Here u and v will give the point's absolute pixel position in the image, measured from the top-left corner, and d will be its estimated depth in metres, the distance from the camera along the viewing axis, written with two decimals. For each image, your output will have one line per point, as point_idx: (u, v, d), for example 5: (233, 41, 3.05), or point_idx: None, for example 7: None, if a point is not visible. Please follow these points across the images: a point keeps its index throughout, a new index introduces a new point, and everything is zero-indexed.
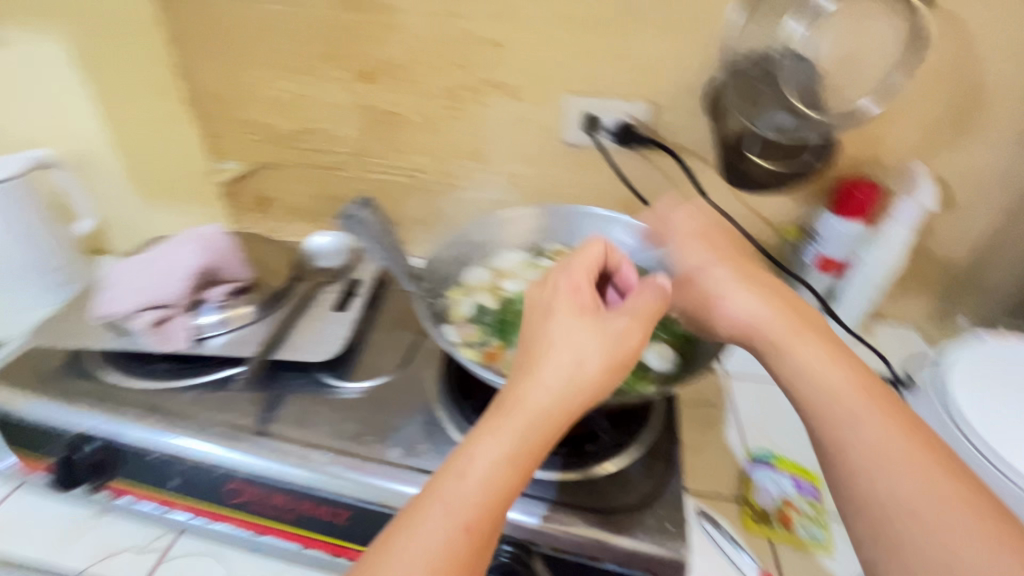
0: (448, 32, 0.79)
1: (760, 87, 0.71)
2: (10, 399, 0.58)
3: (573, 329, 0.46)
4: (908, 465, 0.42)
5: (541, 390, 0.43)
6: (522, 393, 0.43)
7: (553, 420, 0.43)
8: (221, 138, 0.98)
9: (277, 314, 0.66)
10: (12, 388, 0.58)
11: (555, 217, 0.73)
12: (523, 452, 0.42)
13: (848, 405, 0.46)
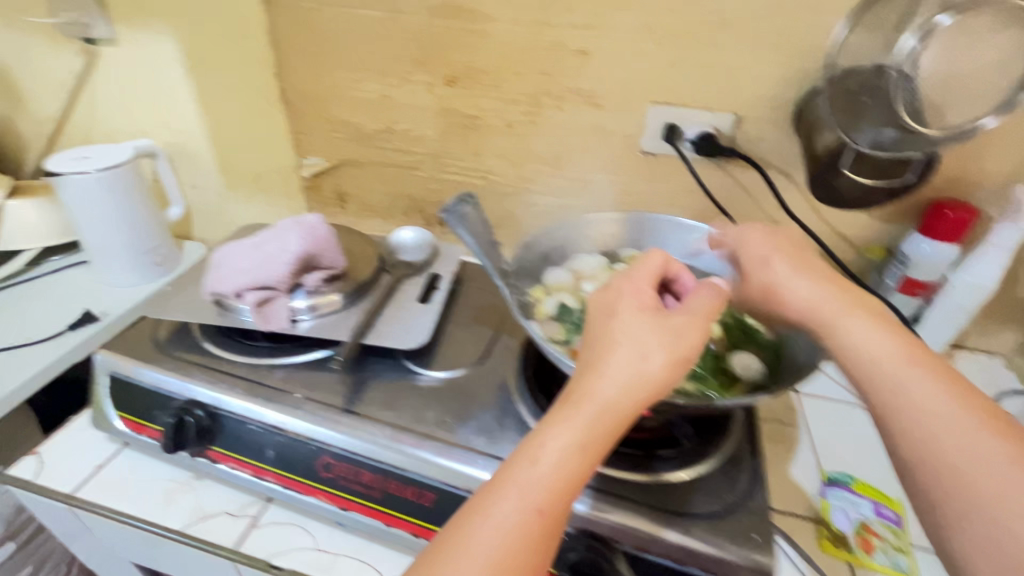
0: (535, 39, 0.82)
1: (862, 98, 0.64)
2: (129, 366, 0.63)
3: (639, 325, 0.45)
4: (970, 429, 0.43)
5: (611, 381, 0.43)
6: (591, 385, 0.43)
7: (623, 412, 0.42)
8: (306, 134, 1.03)
9: (365, 302, 0.69)
10: (130, 356, 0.64)
11: (635, 224, 0.73)
12: (594, 440, 0.42)
13: (900, 370, 0.47)
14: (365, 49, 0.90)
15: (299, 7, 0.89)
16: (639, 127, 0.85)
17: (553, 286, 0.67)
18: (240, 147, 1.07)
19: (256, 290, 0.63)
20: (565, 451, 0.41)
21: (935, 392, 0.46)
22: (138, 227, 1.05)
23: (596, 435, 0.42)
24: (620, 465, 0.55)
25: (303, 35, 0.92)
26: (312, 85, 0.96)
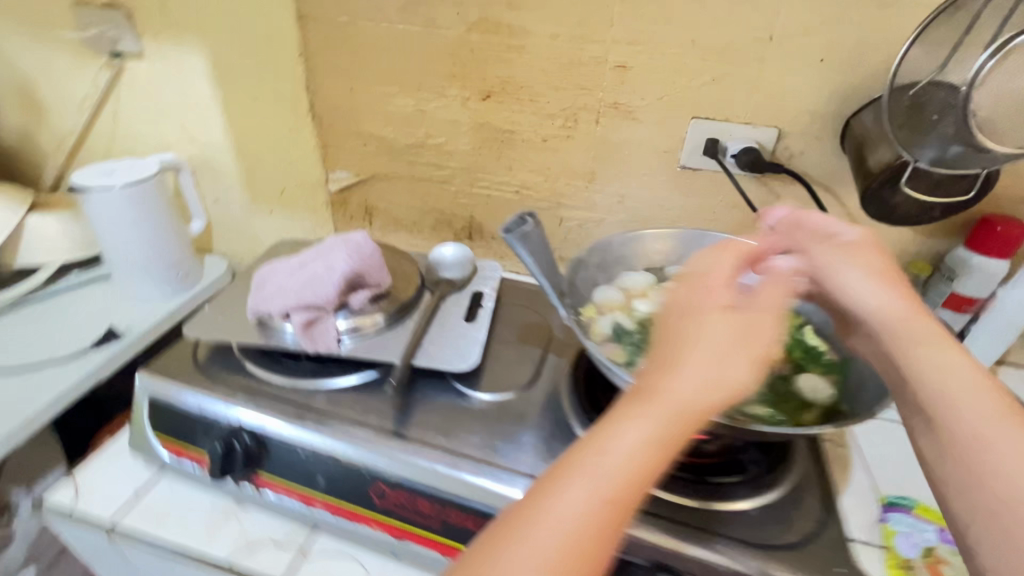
0: (574, 54, 0.81)
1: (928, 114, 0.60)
2: (172, 388, 0.62)
3: (724, 322, 0.42)
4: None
5: (691, 377, 0.40)
6: (669, 377, 0.40)
7: (701, 409, 0.39)
8: (334, 149, 1.02)
9: (410, 322, 0.67)
10: (173, 378, 0.62)
11: (684, 240, 0.72)
12: (666, 437, 0.39)
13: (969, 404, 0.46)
14: (400, 64, 0.89)
15: (334, 22, 0.88)
16: (678, 143, 0.84)
17: (604, 304, 0.66)
18: (268, 162, 1.06)
19: (302, 310, 0.61)
20: (636, 445, 0.38)
21: (978, 399, 0.46)
22: (163, 242, 1.04)
23: (672, 430, 0.38)
24: (689, 494, 0.53)
25: (337, 50, 0.91)
26: (344, 99, 0.95)
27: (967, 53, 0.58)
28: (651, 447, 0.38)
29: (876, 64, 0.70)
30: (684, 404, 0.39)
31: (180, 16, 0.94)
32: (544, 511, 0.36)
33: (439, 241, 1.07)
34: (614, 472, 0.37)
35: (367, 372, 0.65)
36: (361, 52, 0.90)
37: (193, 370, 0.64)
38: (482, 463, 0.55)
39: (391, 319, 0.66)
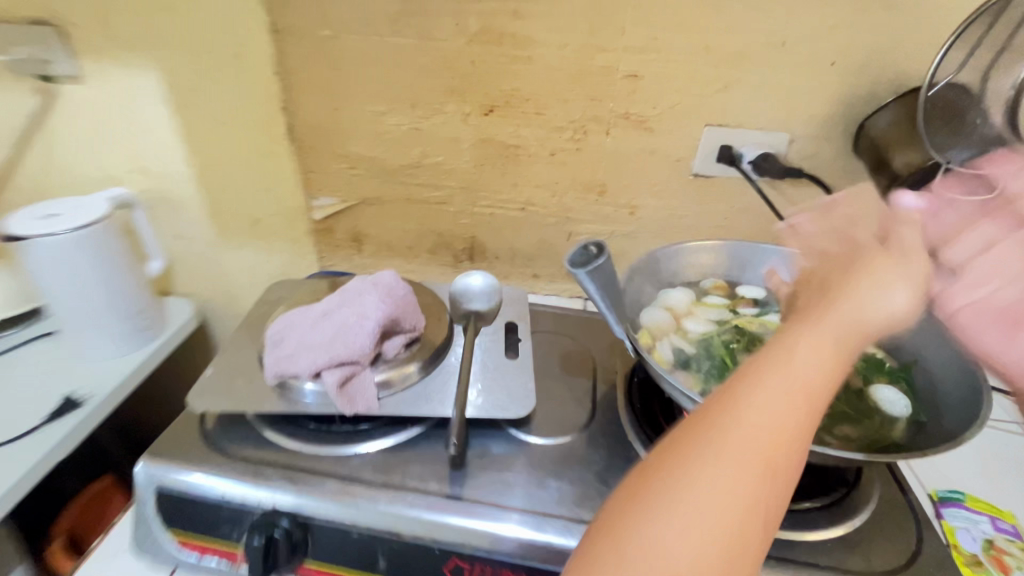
0: (584, 64, 0.77)
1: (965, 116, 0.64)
2: (183, 475, 0.53)
3: (902, 257, 0.42)
4: None
5: (871, 303, 0.40)
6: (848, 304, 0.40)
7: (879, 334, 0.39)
8: (318, 173, 0.93)
9: (449, 365, 0.62)
10: (182, 463, 0.54)
11: (718, 253, 0.71)
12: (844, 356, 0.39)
13: None
14: (392, 79, 0.82)
15: (315, 36, 0.80)
16: (690, 151, 0.82)
17: (654, 328, 0.63)
18: (235, 193, 0.95)
19: (336, 364, 0.54)
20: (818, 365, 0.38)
21: None
22: (122, 291, 0.90)
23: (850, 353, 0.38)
24: (782, 524, 0.50)
25: (319, 67, 0.83)
26: (329, 119, 0.87)
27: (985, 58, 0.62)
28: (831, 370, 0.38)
29: (886, 67, 0.71)
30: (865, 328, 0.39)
31: (127, 32, 0.82)
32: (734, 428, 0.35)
33: (437, 265, 1.00)
34: (800, 388, 0.37)
35: (410, 429, 0.58)
36: (346, 68, 0.82)
37: (207, 448, 0.55)
38: (563, 521, 0.50)
39: (428, 365, 0.60)
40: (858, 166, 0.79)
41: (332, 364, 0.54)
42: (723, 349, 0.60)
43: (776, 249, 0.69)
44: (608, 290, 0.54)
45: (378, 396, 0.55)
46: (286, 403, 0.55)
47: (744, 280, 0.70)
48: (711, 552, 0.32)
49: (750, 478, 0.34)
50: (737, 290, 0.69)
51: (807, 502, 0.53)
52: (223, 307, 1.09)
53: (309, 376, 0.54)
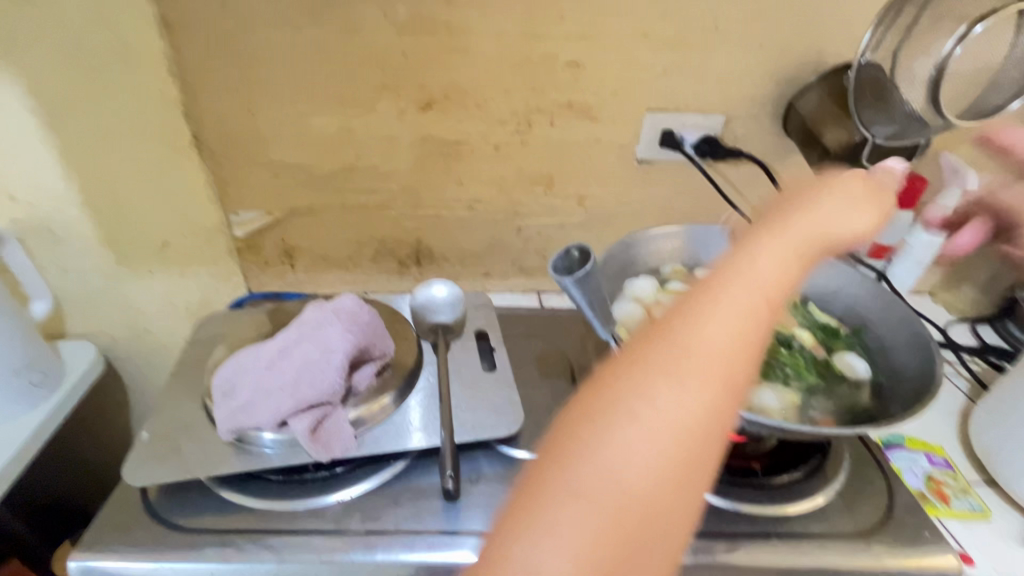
0: (526, 53, 0.74)
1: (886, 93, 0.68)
2: (142, 558, 0.47)
3: (842, 189, 0.44)
4: None
5: (821, 221, 0.41)
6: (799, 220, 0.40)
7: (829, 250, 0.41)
8: (237, 184, 0.83)
9: (424, 389, 0.58)
10: (139, 547, 0.47)
11: (685, 236, 0.70)
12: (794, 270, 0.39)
13: None
14: (315, 76, 0.74)
15: (218, 30, 0.70)
16: (634, 137, 0.82)
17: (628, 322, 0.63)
18: (136, 213, 0.80)
19: (305, 408, 0.50)
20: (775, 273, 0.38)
21: None
22: (4, 344, 0.75)
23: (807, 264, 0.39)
24: (770, 502, 0.53)
25: (226, 65, 0.72)
26: (243, 124, 0.77)
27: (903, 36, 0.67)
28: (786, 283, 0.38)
29: (808, 48, 0.75)
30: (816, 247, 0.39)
31: None
32: (697, 335, 0.34)
33: (382, 273, 0.94)
34: (760, 297, 0.36)
35: (393, 464, 0.54)
36: (260, 64, 0.73)
37: (163, 528, 0.49)
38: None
39: (402, 393, 0.56)
40: (786, 143, 0.83)
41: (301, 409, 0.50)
42: None
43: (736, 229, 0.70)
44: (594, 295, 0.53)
45: (356, 435, 0.51)
46: (256, 455, 0.51)
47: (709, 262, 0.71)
48: (674, 457, 0.31)
49: (711, 388, 0.33)
50: (696, 273, 0.70)
51: (791, 473, 0.55)
52: (135, 345, 0.95)
53: (278, 425, 0.50)
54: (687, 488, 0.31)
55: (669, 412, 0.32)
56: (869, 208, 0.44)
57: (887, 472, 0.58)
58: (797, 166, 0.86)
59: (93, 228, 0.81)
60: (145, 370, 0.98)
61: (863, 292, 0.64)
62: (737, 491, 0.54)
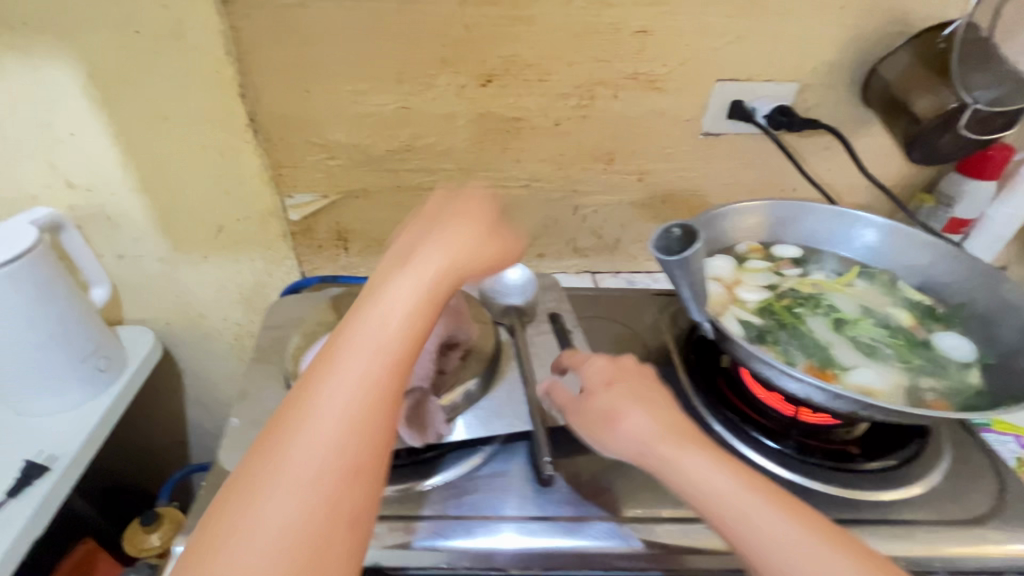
0: (592, 22, 0.70)
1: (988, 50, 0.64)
2: None
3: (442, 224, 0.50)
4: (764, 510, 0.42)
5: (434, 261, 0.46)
6: (414, 268, 0.46)
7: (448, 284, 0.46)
8: (292, 167, 0.81)
9: (503, 376, 0.61)
10: None
11: (779, 212, 0.66)
12: (429, 304, 0.45)
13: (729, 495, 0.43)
14: (374, 53, 0.71)
15: (276, 6, 0.67)
16: (701, 109, 0.78)
17: (713, 304, 0.61)
18: (193, 198, 0.79)
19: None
20: (393, 318, 0.43)
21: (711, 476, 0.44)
22: (71, 332, 0.76)
23: (421, 306, 0.44)
24: (871, 487, 0.51)
25: (283, 42, 0.70)
26: (299, 104, 0.75)
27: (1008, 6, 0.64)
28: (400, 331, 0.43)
29: (896, 9, 0.70)
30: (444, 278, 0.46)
31: (11, 10, 0.63)
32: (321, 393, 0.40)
33: None
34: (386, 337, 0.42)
35: (481, 451, 0.59)
36: (315, 41, 0.70)
37: None
38: (631, 526, 0.53)
39: (485, 380, 0.59)
40: (863, 113, 0.79)
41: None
42: (789, 318, 0.59)
43: (832, 207, 0.65)
44: (696, 282, 0.51)
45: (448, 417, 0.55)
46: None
47: (797, 238, 0.68)
48: (317, 499, 0.37)
49: (347, 424, 0.39)
50: (774, 251, 0.67)
51: (894, 458, 0.53)
52: (189, 331, 0.96)
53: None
54: (336, 521, 0.37)
55: (309, 458, 0.38)
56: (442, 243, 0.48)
57: (994, 456, 0.55)
58: (872, 138, 0.82)
59: (150, 214, 0.80)
60: (201, 355, 0.99)
61: (962, 269, 0.61)
62: (836, 476, 0.52)
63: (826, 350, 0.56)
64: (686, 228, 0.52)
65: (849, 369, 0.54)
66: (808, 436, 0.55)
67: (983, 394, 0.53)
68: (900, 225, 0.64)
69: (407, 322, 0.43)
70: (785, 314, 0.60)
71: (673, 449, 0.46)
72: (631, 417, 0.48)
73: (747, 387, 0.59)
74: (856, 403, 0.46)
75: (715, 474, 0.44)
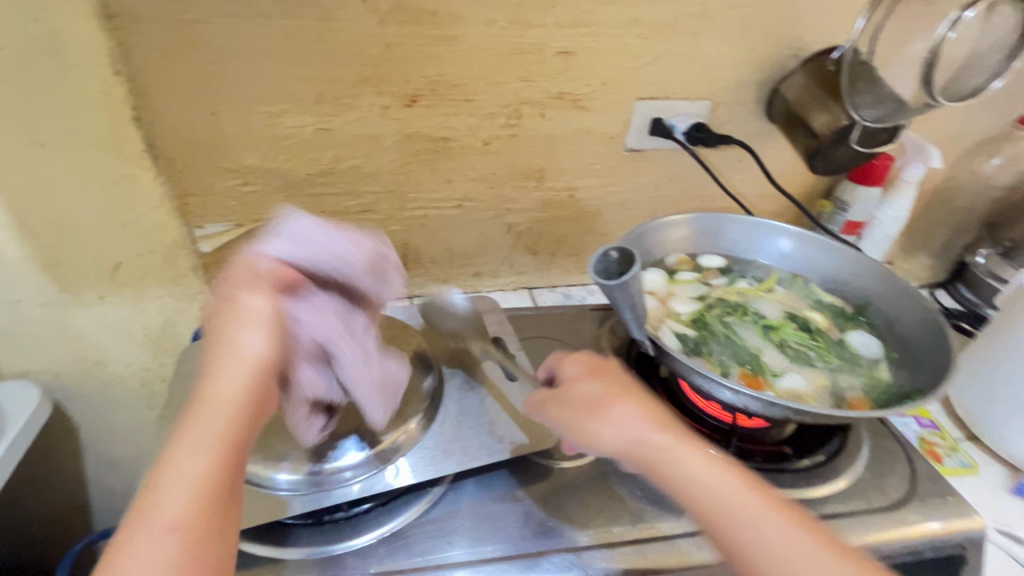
0: (515, 42, 0.70)
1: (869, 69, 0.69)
2: None
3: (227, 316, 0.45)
4: (768, 513, 0.41)
5: (229, 379, 0.42)
6: (210, 396, 0.41)
7: (253, 400, 0.42)
8: (200, 195, 0.74)
9: (448, 411, 0.60)
10: None
11: (705, 224, 0.70)
12: (236, 431, 0.40)
13: (738, 502, 0.42)
14: (287, 72, 0.67)
15: (172, 21, 0.61)
16: (624, 126, 0.81)
17: (650, 318, 0.62)
18: (81, 234, 0.70)
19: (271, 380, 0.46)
20: (195, 462, 0.38)
21: (716, 475, 0.43)
22: None
23: (225, 439, 0.39)
24: (806, 484, 0.54)
25: (181, 61, 0.63)
26: (205, 127, 0.69)
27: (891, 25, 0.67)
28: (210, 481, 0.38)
29: (790, 34, 0.76)
30: (247, 394, 0.42)
31: None
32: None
33: None
34: (191, 488, 0.37)
35: (430, 493, 0.56)
36: (219, 59, 0.64)
37: None
38: (589, 551, 0.53)
39: (427, 419, 0.58)
40: (769, 129, 0.85)
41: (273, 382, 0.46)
42: (720, 329, 0.62)
43: (752, 217, 0.69)
44: (636, 302, 0.52)
45: (390, 456, 0.54)
46: (280, 500, 0.51)
47: (722, 248, 0.71)
48: None
49: None
50: (701, 262, 0.70)
51: (820, 455, 0.57)
52: (84, 382, 0.85)
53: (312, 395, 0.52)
54: None
55: None
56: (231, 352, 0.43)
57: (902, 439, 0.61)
58: (777, 151, 0.88)
59: (27, 255, 0.70)
60: (101, 407, 0.88)
61: (865, 271, 0.67)
62: (773, 477, 0.54)
63: (757, 358, 0.59)
64: (624, 249, 0.52)
65: (778, 375, 0.58)
66: (747, 440, 0.57)
67: (892, 387, 0.58)
68: (810, 233, 0.69)
69: (215, 460, 0.38)
70: (716, 325, 0.62)
71: (669, 441, 0.45)
72: (623, 412, 0.48)
73: (688, 398, 0.61)
74: (790, 411, 0.48)
75: (714, 471, 0.43)
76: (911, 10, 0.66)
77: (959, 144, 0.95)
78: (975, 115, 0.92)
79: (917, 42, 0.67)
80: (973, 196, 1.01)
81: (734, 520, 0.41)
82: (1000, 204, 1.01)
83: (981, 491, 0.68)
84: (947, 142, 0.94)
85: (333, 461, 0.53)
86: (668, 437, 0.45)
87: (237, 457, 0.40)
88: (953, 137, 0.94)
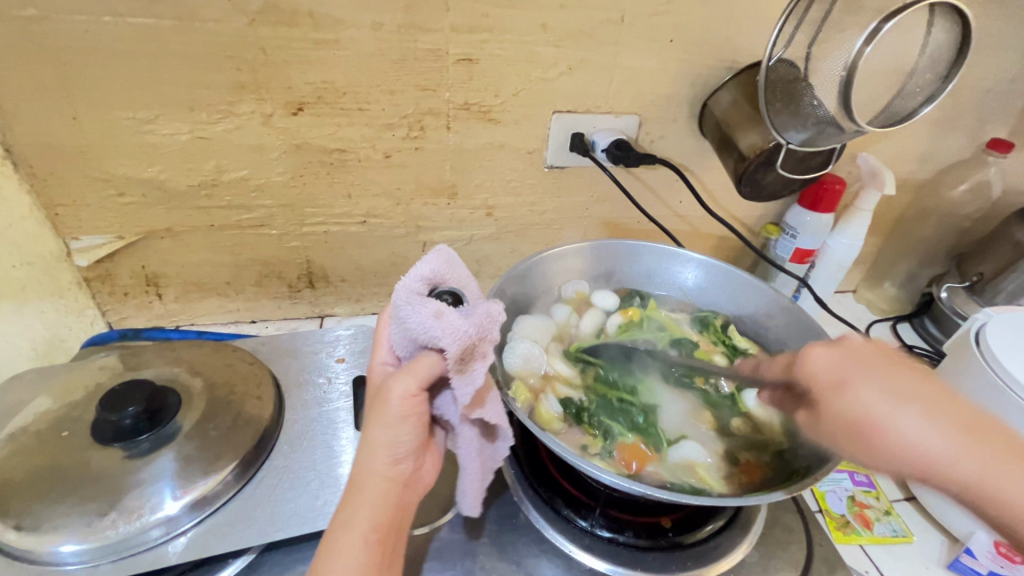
0: (408, 47, 0.64)
1: (800, 87, 0.60)
2: None
3: (388, 423, 0.42)
4: (910, 376, 0.43)
5: (385, 473, 0.42)
6: (375, 485, 0.42)
7: (406, 492, 0.44)
8: (71, 206, 0.68)
9: (293, 457, 0.53)
10: None
11: (600, 256, 0.68)
12: (394, 517, 0.42)
13: (892, 373, 0.44)
14: (154, 77, 0.61)
15: (10, 17, 0.55)
16: (541, 141, 0.74)
17: (529, 378, 0.58)
18: None
19: (419, 452, 0.45)
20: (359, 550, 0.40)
21: (872, 385, 0.43)
22: None
23: (386, 528, 0.42)
24: (677, 568, 0.50)
25: (29, 62, 0.58)
26: (66, 133, 0.63)
27: (831, 31, 0.57)
28: (369, 563, 0.40)
29: (723, 45, 0.69)
30: (400, 486, 0.43)
31: None
32: None
33: (269, 298, 0.83)
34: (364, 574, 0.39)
35: (232, 564, 0.47)
36: (70, 60, 0.58)
37: None
38: None
39: (241, 474, 0.50)
40: (705, 147, 0.78)
41: (421, 455, 0.45)
42: (603, 383, 0.60)
43: (660, 248, 0.68)
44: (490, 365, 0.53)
45: (192, 518, 0.46)
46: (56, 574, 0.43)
47: (626, 282, 0.71)
48: None
49: None
50: (596, 302, 0.68)
51: (708, 527, 0.53)
52: None
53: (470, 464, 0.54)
54: None
55: None
56: (390, 451, 0.42)
57: (808, 518, 0.56)
58: (716, 170, 0.81)
59: None
60: None
61: (762, 306, 0.65)
62: (642, 558, 0.50)
63: (650, 424, 0.56)
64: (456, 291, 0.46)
65: (672, 443, 0.55)
66: (621, 509, 0.53)
67: (786, 455, 0.54)
68: (712, 261, 0.68)
69: (373, 549, 0.41)
70: (598, 381, 0.60)
71: (886, 400, 0.42)
72: (887, 394, 0.42)
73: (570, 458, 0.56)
74: (636, 491, 0.43)
75: (903, 413, 0.41)
76: (841, 19, 0.57)
77: (921, 168, 0.87)
78: (940, 137, 0.84)
79: (832, 59, 0.56)
80: (939, 222, 0.92)
81: (874, 411, 0.42)
82: (969, 234, 0.92)
83: (909, 566, 0.60)
84: (906, 166, 0.86)
85: (122, 526, 0.44)
86: (877, 397, 0.42)
87: (390, 540, 0.42)
88: (914, 160, 0.86)
